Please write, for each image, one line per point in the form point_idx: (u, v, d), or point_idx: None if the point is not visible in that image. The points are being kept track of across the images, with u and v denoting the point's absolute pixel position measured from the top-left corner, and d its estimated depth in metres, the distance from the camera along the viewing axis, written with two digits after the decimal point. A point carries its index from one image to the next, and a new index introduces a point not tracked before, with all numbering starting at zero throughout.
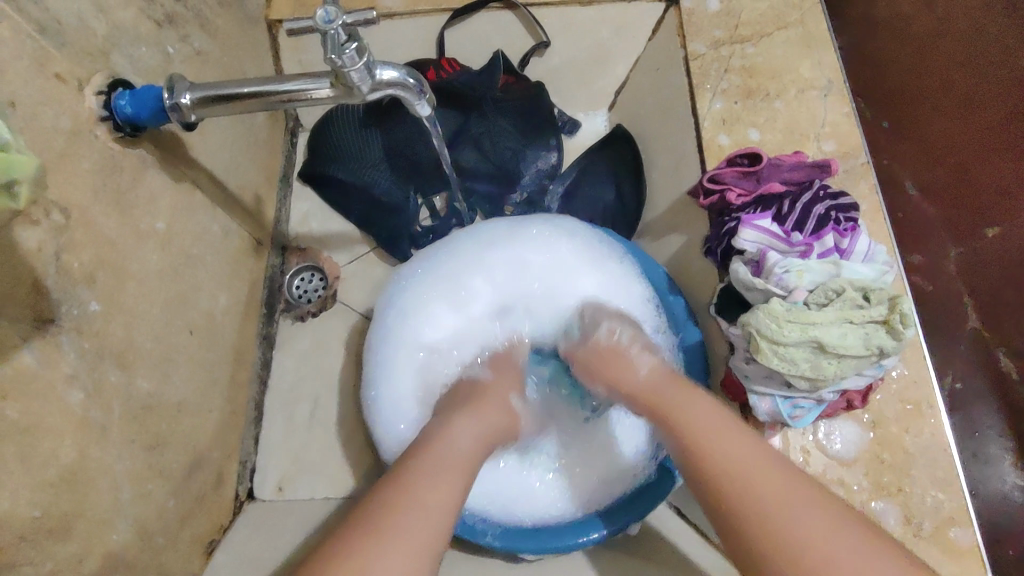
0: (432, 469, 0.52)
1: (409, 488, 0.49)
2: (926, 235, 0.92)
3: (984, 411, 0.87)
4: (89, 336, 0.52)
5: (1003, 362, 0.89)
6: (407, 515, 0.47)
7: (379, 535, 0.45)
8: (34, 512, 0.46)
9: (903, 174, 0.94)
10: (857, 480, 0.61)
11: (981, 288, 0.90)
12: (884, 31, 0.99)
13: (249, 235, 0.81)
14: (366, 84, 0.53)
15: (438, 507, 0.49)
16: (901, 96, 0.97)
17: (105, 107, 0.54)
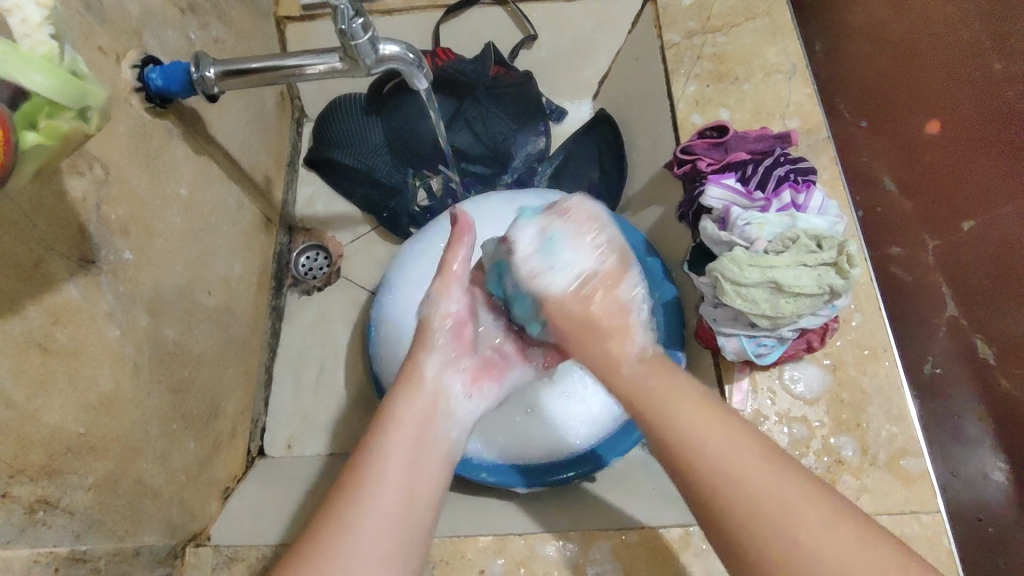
0: (403, 418, 0.52)
1: (381, 443, 0.50)
2: (902, 228, 0.94)
3: (962, 395, 0.85)
4: (124, 281, 0.58)
5: (981, 349, 0.85)
6: (384, 473, 0.48)
7: (357, 502, 0.46)
8: (79, 429, 0.51)
9: (881, 169, 0.98)
10: (818, 417, 0.67)
11: (961, 278, 0.87)
12: (861, 33, 1.05)
13: (259, 212, 0.88)
14: (371, 57, 0.60)
15: (409, 457, 0.50)
16: (877, 95, 1.01)
17: (138, 79, 0.61)
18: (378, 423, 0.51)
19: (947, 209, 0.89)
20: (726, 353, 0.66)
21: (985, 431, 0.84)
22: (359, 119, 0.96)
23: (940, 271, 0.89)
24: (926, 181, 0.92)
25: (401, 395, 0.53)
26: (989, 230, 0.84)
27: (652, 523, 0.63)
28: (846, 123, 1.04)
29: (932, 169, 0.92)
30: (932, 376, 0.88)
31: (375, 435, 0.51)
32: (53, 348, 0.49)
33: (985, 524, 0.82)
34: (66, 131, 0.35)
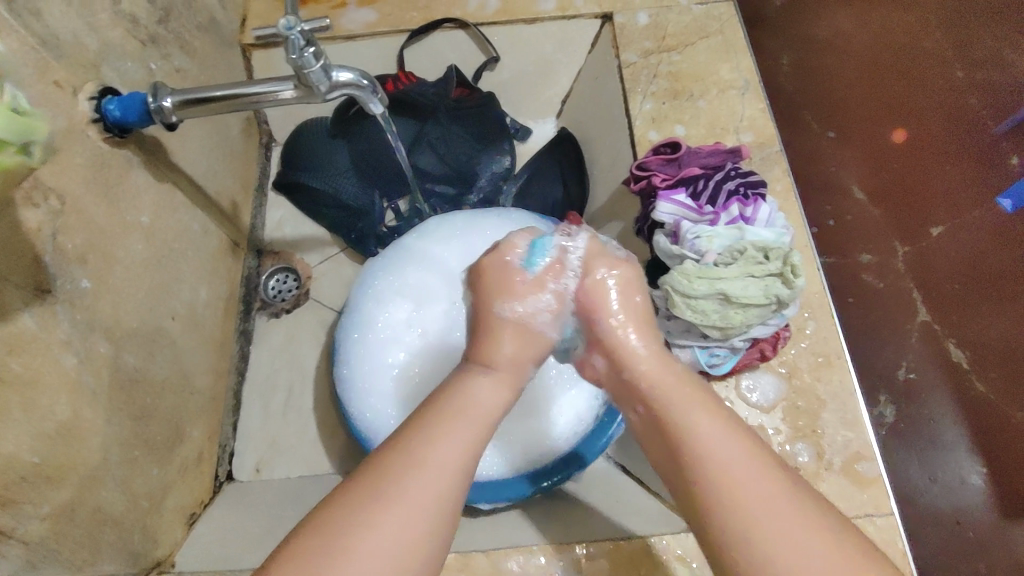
0: (456, 426, 0.48)
1: (429, 442, 0.46)
2: (875, 234, 1.03)
3: (939, 398, 0.94)
4: (81, 309, 0.58)
5: (956, 354, 0.94)
6: (427, 475, 0.45)
7: (391, 492, 0.43)
8: (34, 459, 0.52)
9: (851, 179, 1.07)
10: (774, 425, 0.68)
11: (931, 283, 0.98)
12: (826, 49, 1.15)
13: (226, 237, 0.89)
14: (324, 84, 0.61)
15: (452, 466, 0.46)
16: (843, 109, 1.11)
17: (96, 110, 0.62)
18: (427, 422, 0.48)
19: (910, 214, 1.02)
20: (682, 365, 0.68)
21: (963, 435, 0.92)
22: (326, 143, 0.98)
23: (909, 275, 0.99)
24: (894, 187, 1.04)
25: (454, 399, 0.50)
26: (958, 234, 0.98)
27: (615, 535, 0.64)
28: (815, 134, 1.11)
29: (898, 179, 1.04)
30: (907, 380, 0.96)
31: (421, 433, 0.47)
32: (7, 378, 0.50)
33: (964, 528, 0.89)
34: (11, 164, 0.36)
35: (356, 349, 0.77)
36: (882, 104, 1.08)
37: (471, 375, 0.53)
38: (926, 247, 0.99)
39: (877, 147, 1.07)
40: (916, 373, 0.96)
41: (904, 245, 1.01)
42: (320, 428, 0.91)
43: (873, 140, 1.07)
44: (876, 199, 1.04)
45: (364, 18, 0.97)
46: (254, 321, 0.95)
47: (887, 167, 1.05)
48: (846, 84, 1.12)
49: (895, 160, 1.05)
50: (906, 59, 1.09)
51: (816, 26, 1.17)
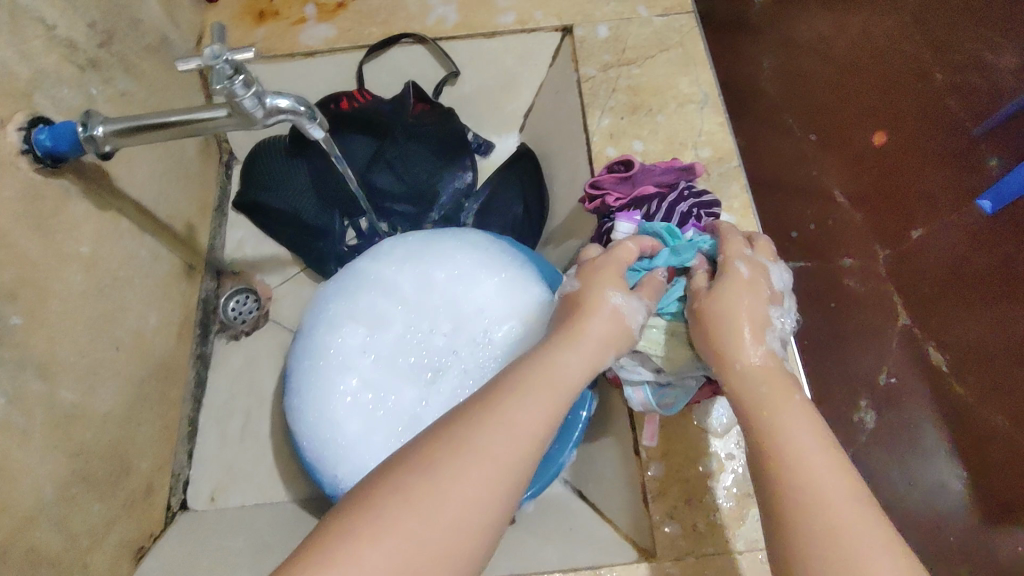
0: (530, 394, 0.46)
1: (506, 401, 0.45)
2: (851, 237, 1.15)
3: (917, 404, 1.07)
4: (9, 347, 0.57)
5: (933, 355, 1.08)
6: (506, 438, 0.42)
7: (470, 443, 0.41)
8: None
9: (832, 183, 1.19)
10: (728, 450, 0.67)
11: (914, 291, 1.10)
12: (812, 53, 1.27)
13: (180, 261, 0.87)
14: (259, 111, 0.60)
15: (528, 435, 0.43)
16: (829, 114, 1.22)
17: (26, 141, 0.60)
18: (506, 384, 0.46)
19: (892, 217, 1.14)
20: (633, 405, 0.66)
21: (942, 440, 1.04)
22: (285, 163, 0.96)
23: (891, 279, 1.12)
24: (879, 195, 1.15)
25: (540, 374, 0.48)
26: (938, 238, 1.11)
27: (565, 566, 0.62)
28: (798, 137, 1.23)
29: (883, 183, 1.15)
30: (889, 384, 1.08)
31: (498, 397, 0.45)
32: None
33: (946, 532, 1.01)
34: None
35: (307, 377, 0.75)
36: (869, 113, 1.19)
37: (553, 348, 0.51)
38: (905, 250, 1.12)
39: (862, 154, 1.18)
40: (896, 378, 1.08)
41: (883, 248, 1.13)
42: (279, 453, 0.90)
43: (859, 148, 1.18)
44: (857, 203, 1.16)
45: (322, 35, 0.96)
46: (213, 344, 0.93)
47: (866, 171, 1.17)
48: (825, 90, 1.24)
49: (886, 162, 1.16)
50: (880, 71, 1.20)
51: (800, 32, 1.29)
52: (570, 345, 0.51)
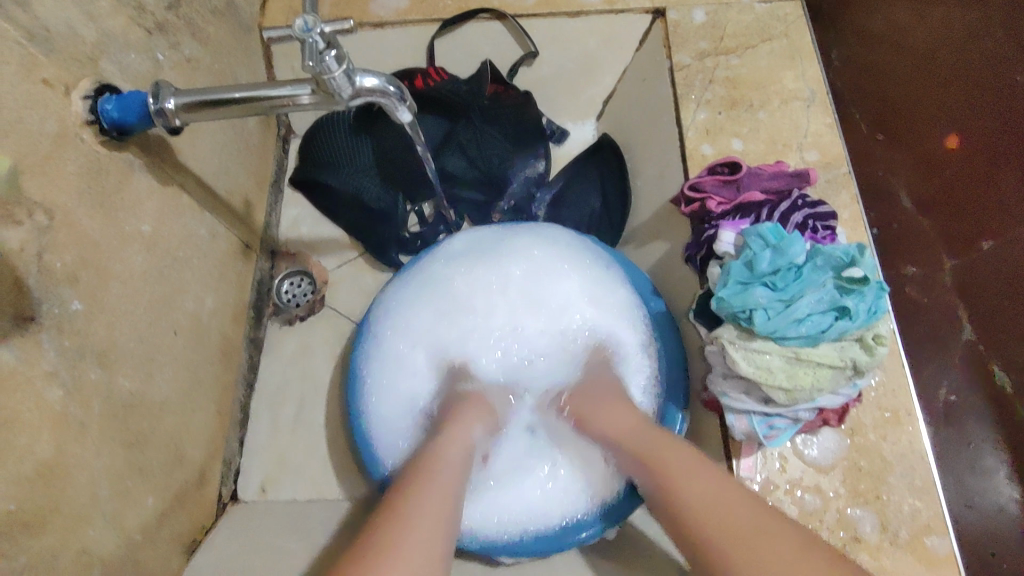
0: (433, 485, 0.53)
1: (410, 499, 0.51)
2: (921, 246, 0.92)
3: (976, 421, 0.86)
4: (70, 334, 0.53)
5: (1001, 376, 0.85)
6: (417, 524, 0.48)
7: (390, 544, 0.46)
8: (9, 506, 0.46)
9: (900, 185, 0.95)
10: (833, 488, 0.61)
11: (982, 306, 0.87)
12: (881, 42, 0.98)
13: (237, 239, 0.83)
14: (348, 90, 0.54)
15: (438, 516, 0.50)
16: (898, 106, 0.96)
17: (92, 111, 0.55)
18: (407, 483, 0.53)
19: (965, 227, 0.88)
20: (735, 433, 0.59)
21: (1001, 456, 0.84)
22: (350, 140, 0.90)
23: (955, 292, 0.89)
24: (945, 200, 0.90)
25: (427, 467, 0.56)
26: (1010, 252, 0.84)
27: None
28: (861, 137, 0.98)
29: (948, 191, 0.90)
30: (949, 403, 0.87)
31: (403, 496, 0.51)
32: None
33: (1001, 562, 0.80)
34: None
35: (380, 383, 0.73)
36: (929, 109, 0.92)
37: (437, 443, 0.60)
38: (972, 262, 0.88)
39: (933, 155, 0.92)
40: (957, 395, 0.87)
41: (954, 258, 0.89)
42: (333, 447, 0.86)
43: (928, 147, 0.92)
44: (924, 208, 0.92)
45: (396, 4, 0.89)
46: (265, 328, 0.89)
47: (938, 174, 0.91)
48: (897, 80, 0.96)
49: (946, 172, 0.90)
50: (960, 62, 0.89)
51: (870, 13, 1.00)
52: (446, 442, 0.60)
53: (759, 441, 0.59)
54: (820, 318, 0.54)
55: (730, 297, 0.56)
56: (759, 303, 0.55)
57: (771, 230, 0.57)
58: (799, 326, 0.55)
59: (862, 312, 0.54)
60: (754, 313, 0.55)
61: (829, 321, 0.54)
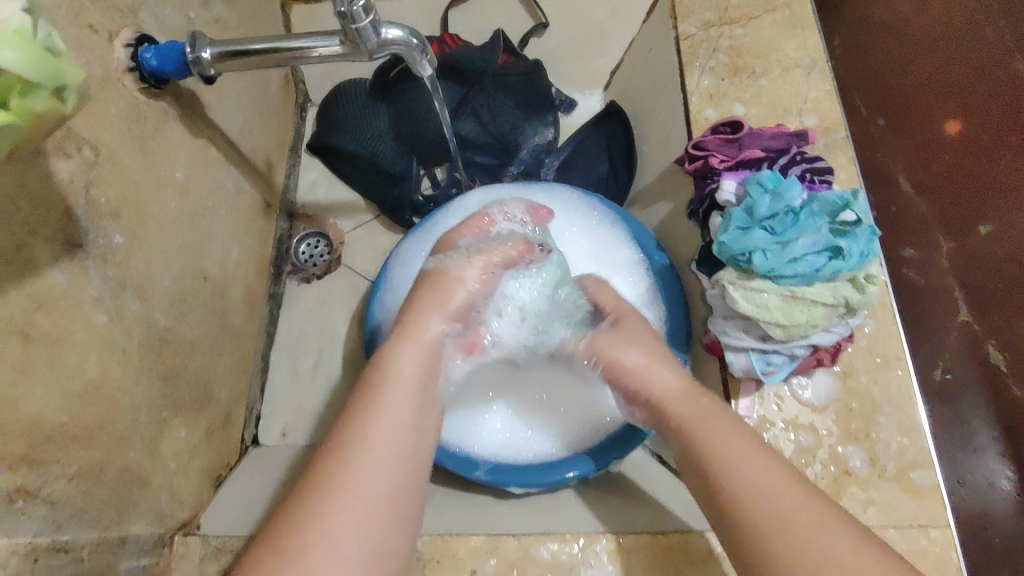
0: (382, 409, 0.54)
1: (360, 428, 0.53)
2: (917, 227, 0.94)
3: (973, 401, 0.87)
4: (112, 265, 0.56)
5: (993, 355, 0.86)
6: (366, 456, 0.51)
7: (336, 478, 0.50)
8: (62, 417, 0.50)
9: (897, 167, 0.97)
10: (826, 425, 0.65)
11: (973, 284, 0.89)
12: (886, 31, 1.03)
13: (259, 197, 0.86)
14: (372, 41, 0.57)
15: (388, 441, 0.53)
16: (898, 95, 1.00)
17: (133, 58, 0.58)
18: (359, 405, 0.54)
19: (962, 209, 0.90)
20: (734, 370, 0.64)
21: (995, 437, 0.86)
22: (366, 106, 0.94)
23: (953, 272, 0.90)
24: (941, 181, 0.93)
25: (377, 384, 0.56)
26: (1008, 233, 0.85)
27: (653, 528, 0.63)
28: (863, 120, 1.02)
29: (946, 173, 0.92)
30: (944, 379, 0.88)
31: (353, 422, 0.53)
32: (36, 335, 0.47)
33: (992, 534, 0.83)
34: (40, 111, 0.33)
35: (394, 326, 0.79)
36: (931, 96, 0.96)
37: (392, 349, 0.59)
38: (970, 246, 0.89)
39: (931, 139, 0.95)
40: (953, 373, 0.88)
41: (949, 242, 0.91)
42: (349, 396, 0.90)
43: (926, 133, 0.96)
44: (922, 190, 0.94)
45: None
46: (284, 284, 0.93)
47: (936, 158, 0.94)
48: (903, 67, 1.00)
49: (944, 155, 0.93)
50: (961, 48, 0.93)
51: (875, 5, 1.05)
52: (403, 344, 0.59)
53: (757, 378, 0.64)
54: (812, 259, 0.59)
55: (731, 241, 0.60)
56: (758, 245, 0.60)
57: (769, 178, 0.63)
58: (792, 268, 0.59)
59: (854, 253, 0.59)
60: (753, 255, 0.60)
61: (823, 262, 0.59)
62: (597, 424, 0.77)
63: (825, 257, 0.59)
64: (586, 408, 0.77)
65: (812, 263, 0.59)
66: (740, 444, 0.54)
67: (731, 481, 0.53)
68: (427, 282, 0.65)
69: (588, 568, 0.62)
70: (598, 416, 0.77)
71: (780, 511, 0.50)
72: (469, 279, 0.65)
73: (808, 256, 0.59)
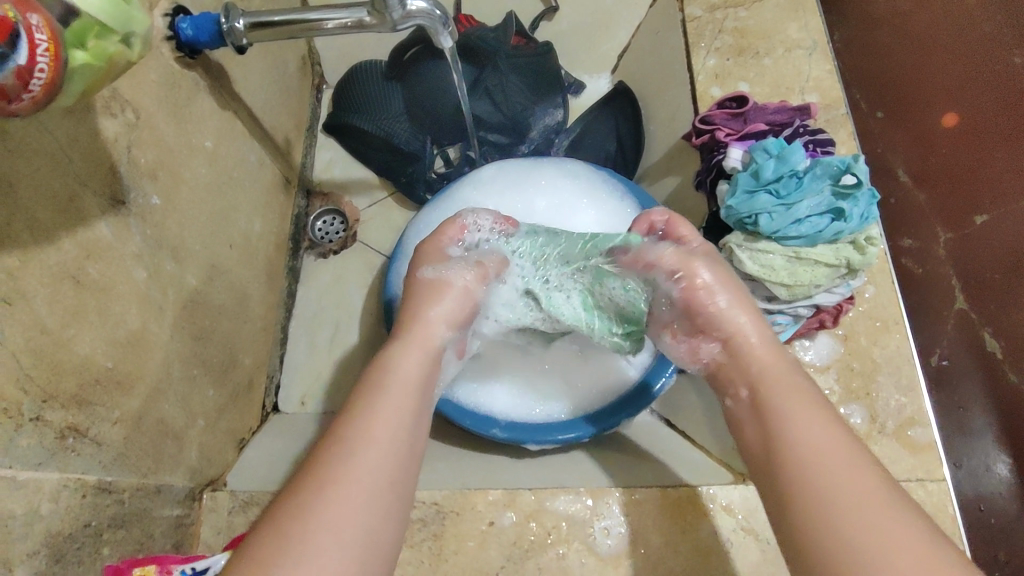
0: (387, 404, 0.48)
1: (361, 423, 0.47)
2: (917, 219, 0.96)
3: (970, 387, 0.89)
4: (151, 225, 0.59)
5: (990, 343, 0.88)
6: (364, 449, 0.45)
7: (330, 470, 0.43)
8: (108, 363, 0.53)
9: (897, 161, 0.99)
10: (828, 386, 0.67)
11: (972, 270, 0.90)
12: (885, 24, 1.04)
13: (279, 173, 0.89)
14: (398, 11, 0.62)
15: (388, 440, 0.46)
16: (897, 86, 1.01)
17: (170, 28, 0.61)
18: (362, 400, 0.49)
19: (961, 199, 0.92)
20: None
21: (990, 424, 0.88)
22: (382, 87, 0.96)
23: (952, 262, 0.92)
24: (944, 172, 0.94)
25: (379, 377, 0.51)
26: (1002, 224, 0.88)
27: (662, 482, 0.65)
28: (863, 114, 1.03)
29: (949, 162, 0.94)
30: (940, 367, 0.90)
31: (355, 414, 0.48)
32: (85, 282, 0.50)
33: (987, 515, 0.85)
34: (112, 54, 0.36)
35: None
36: (931, 86, 0.98)
37: (394, 349, 0.54)
38: (968, 235, 0.91)
39: (930, 131, 0.97)
40: (950, 359, 0.90)
41: (947, 232, 0.93)
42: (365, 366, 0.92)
43: (927, 124, 0.97)
44: (922, 182, 0.96)
45: None
46: (302, 259, 0.97)
47: (938, 148, 0.96)
48: (901, 61, 1.02)
49: (947, 146, 0.95)
50: (956, 41, 0.96)
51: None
52: (408, 346, 0.54)
53: None
54: (815, 222, 0.65)
55: (739, 205, 0.66)
56: (764, 208, 0.65)
57: (775, 145, 0.68)
58: (795, 228, 0.65)
59: (855, 215, 0.64)
60: (760, 217, 0.65)
61: (826, 223, 0.65)
62: (610, 389, 0.79)
63: (827, 219, 0.65)
64: (597, 373, 0.79)
65: (814, 225, 0.65)
66: (819, 425, 0.48)
67: (793, 447, 0.47)
68: (414, 288, 0.60)
69: (600, 520, 0.63)
70: (610, 379, 0.79)
71: (832, 489, 0.44)
72: (460, 279, 0.60)
73: (812, 218, 0.65)
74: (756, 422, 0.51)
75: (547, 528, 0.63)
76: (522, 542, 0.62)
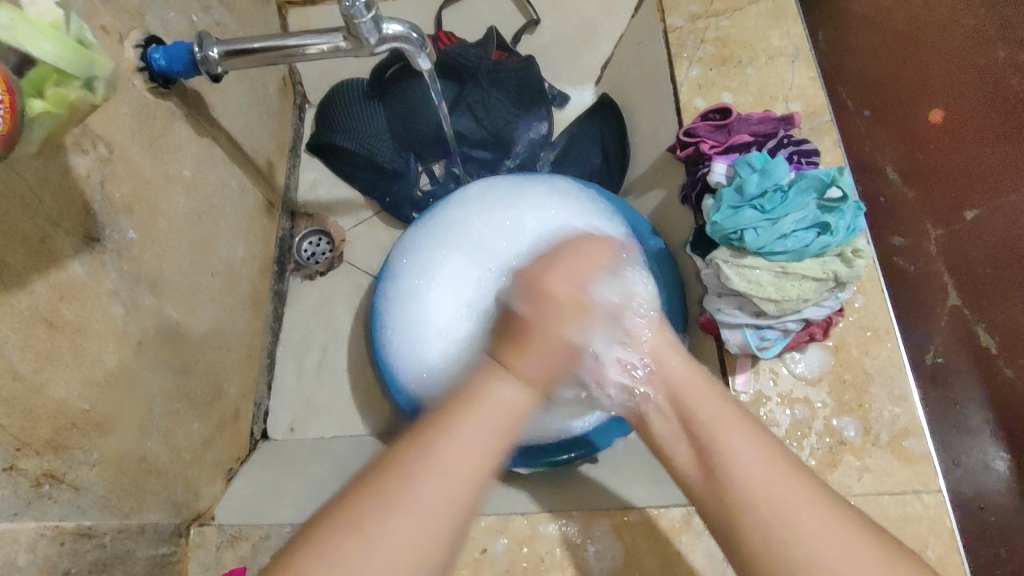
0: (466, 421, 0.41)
1: (441, 434, 0.41)
2: (907, 217, 0.93)
3: (966, 384, 0.87)
4: (127, 259, 0.58)
5: (982, 337, 0.88)
6: (432, 476, 0.39)
7: (408, 481, 0.39)
8: (85, 405, 0.52)
9: (884, 160, 0.96)
10: (820, 399, 0.67)
11: (962, 269, 0.90)
12: (865, 23, 1.02)
13: (262, 196, 0.88)
14: (375, 36, 0.61)
15: (463, 471, 0.40)
16: (885, 87, 0.98)
17: (142, 59, 0.60)
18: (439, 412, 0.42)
19: (949, 196, 0.92)
20: (730, 347, 0.68)
21: (987, 421, 0.86)
22: (363, 106, 0.95)
23: (943, 260, 0.90)
24: (931, 170, 0.93)
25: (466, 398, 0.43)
26: (997, 217, 0.89)
27: (654, 502, 0.64)
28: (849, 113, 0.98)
29: (936, 161, 0.94)
30: (936, 364, 0.87)
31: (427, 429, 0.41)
32: (59, 324, 0.49)
33: (987, 513, 0.84)
34: (72, 99, 0.36)
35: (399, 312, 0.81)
36: (918, 82, 0.97)
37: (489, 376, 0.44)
38: (959, 232, 0.91)
39: (919, 127, 0.96)
40: (945, 357, 0.88)
41: (937, 228, 0.92)
42: (355, 389, 0.92)
43: (914, 121, 0.96)
44: (910, 178, 0.94)
45: None
46: (288, 282, 0.96)
47: (926, 146, 0.95)
48: (883, 62, 1.00)
49: (935, 139, 0.94)
50: (940, 42, 0.97)
51: None
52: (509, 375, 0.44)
53: (753, 353, 0.68)
54: (803, 236, 0.64)
55: (724, 220, 0.66)
56: (749, 224, 0.65)
57: (758, 158, 0.68)
58: (781, 245, 0.64)
59: (842, 228, 0.64)
60: (745, 232, 0.65)
61: (812, 238, 0.64)
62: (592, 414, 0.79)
63: (814, 236, 0.65)
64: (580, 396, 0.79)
65: (803, 241, 0.64)
66: (746, 441, 0.47)
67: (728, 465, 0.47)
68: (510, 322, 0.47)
69: (591, 544, 0.62)
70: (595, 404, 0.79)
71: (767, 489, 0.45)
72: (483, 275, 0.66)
73: (800, 233, 0.65)
74: (691, 443, 0.50)
75: (540, 554, 0.62)
76: (516, 569, 0.62)
